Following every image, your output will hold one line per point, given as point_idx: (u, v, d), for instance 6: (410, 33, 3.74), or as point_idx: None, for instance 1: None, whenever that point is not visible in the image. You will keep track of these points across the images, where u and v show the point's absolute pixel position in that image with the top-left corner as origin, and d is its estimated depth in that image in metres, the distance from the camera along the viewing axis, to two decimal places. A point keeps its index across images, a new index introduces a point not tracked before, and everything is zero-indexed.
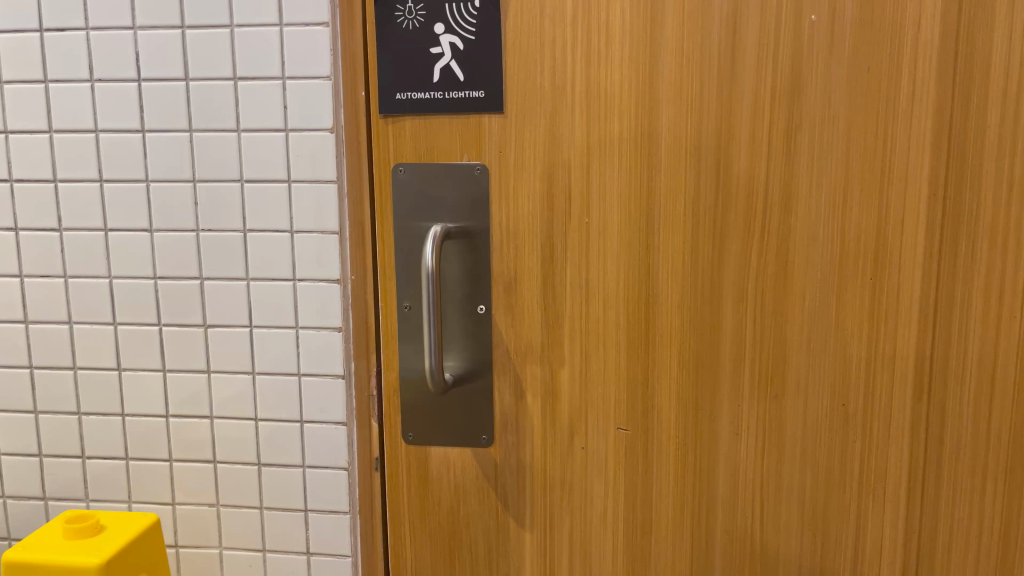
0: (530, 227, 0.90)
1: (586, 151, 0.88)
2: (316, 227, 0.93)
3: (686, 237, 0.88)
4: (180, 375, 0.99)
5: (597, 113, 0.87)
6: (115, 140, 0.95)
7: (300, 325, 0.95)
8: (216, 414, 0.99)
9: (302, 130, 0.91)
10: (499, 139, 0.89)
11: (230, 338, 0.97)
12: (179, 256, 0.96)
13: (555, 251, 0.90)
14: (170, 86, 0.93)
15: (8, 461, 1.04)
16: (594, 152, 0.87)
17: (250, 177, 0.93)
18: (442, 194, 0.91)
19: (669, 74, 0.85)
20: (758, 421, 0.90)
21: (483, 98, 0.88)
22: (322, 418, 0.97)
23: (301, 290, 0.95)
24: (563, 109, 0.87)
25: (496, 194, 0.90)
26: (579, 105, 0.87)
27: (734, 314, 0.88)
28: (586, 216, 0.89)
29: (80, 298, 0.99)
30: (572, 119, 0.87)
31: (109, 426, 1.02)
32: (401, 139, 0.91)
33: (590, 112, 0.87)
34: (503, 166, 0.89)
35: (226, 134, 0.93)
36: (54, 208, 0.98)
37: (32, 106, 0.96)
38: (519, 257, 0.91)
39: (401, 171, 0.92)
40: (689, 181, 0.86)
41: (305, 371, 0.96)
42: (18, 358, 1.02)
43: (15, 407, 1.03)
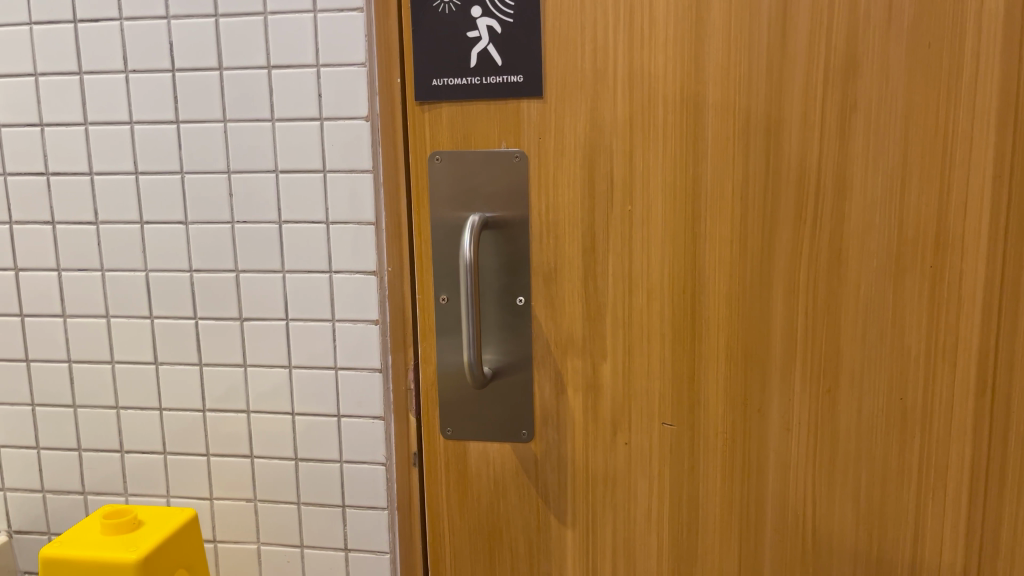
0: (570, 216, 0.87)
1: (629, 136, 0.84)
2: (352, 218, 0.91)
3: (734, 225, 0.84)
4: (216, 369, 0.98)
5: (641, 97, 0.83)
6: (150, 132, 0.94)
7: (336, 318, 0.94)
8: (252, 408, 0.98)
9: (337, 119, 0.90)
10: (539, 125, 0.86)
11: (266, 331, 0.96)
12: (214, 249, 0.95)
13: (597, 240, 0.87)
14: (204, 76, 0.92)
15: (48, 455, 1.04)
16: (636, 137, 0.84)
17: (285, 167, 0.92)
18: (480, 183, 0.89)
19: (716, 55, 0.81)
20: (810, 416, 0.86)
21: (522, 82, 0.86)
22: (360, 412, 0.95)
23: (338, 282, 0.93)
24: (605, 93, 0.84)
25: (534, 181, 0.88)
26: (621, 88, 0.84)
27: (785, 304, 0.84)
28: (630, 203, 0.86)
29: (116, 292, 0.99)
30: (615, 103, 0.84)
31: (147, 421, 1.01)
32: (438, 127, 0.89)
33: (632, 96, 0.84)
34: (542, 152, 0.87)
35: (260, 124, 0.91)
36: (90, 201, 0.97)
37: (67, 99, 0.95)
38: (558, 247, 0.88)
39: (439, 160, 0.89)
40: (738, 165, 0.83)
41: (342, 364, 0.95)
42: (57, 352, 1.02)
43: (54, 402, 1.03)
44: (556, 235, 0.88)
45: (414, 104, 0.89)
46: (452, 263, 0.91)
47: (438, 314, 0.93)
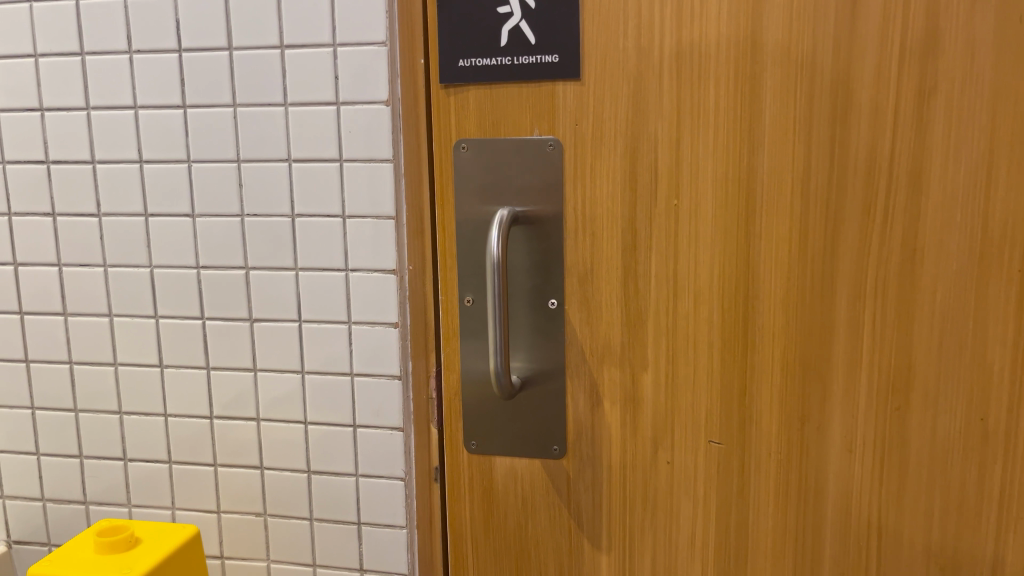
0: (609, 211, 0.79)
1: (676, 122, 0.76)
2: (371, 212, 0.84)
3: (794, 222, 0.75)
4: (224, 373, 0.91)
5: (690, 78, 0.75)
6: (155, 118, 0.88)
7: (353, 320, 0.87)
8: (262, 416, 0.91)
9: (355, 103, 0.82)
10: (575, 110, 0.78)
11: (277, 333, 0.89)
12: (223, 244, 0.88)
13: (638, 237, 0.79)
14: (213, 57, 0.85)
15: (49, 461, 0.98)
16: (684, 122, 0.76)
17: (299, 156, 0.85)
18: (511, 174, 0.81)
19: (777, 30, 0.72)
20: (877, 436, 0.77)
21: (557, 62, 0.77)
22: (377, 422, 0.88)
23: (355, 281, 0.86)
24: (650, 75, 0.76)
25: (570, 172, 0.79)
26: (667, 68, 0.75)
27: (850, 311, 0.76)
28: (676, 197, 0.77)
29: (119, 290, 0.92)
30: (661, 86, 0.76)
31: (150, 427, 0.95)
32: (464, 113, 0.81)
33: (680, 78, 0.75)
34: (579, 140, 0.79)
35: (272, 109, 0.84)
36: (93, 192, 0.91)
37: (68, 82, 0.89)
38: (595, 244, 0.80)
39: (465, 149, 0.81)
40: (799, 155, 0.74)
41: (358, 370, 0.87)
42: (57, 353, 0.95)
43: (54, 405, 0.97)
44: (593, 231, 0.80)
45: (438, 86, 0.81)
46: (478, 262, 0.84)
47: (462, 317, 0.85)
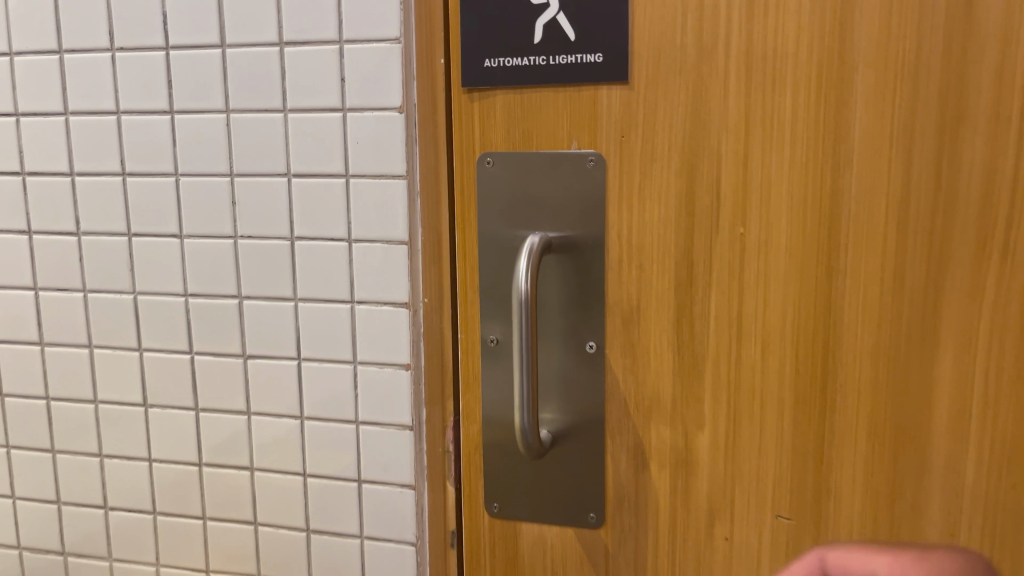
0: (659, 239, 0.66)
1: (744, 133, 0.63)
2: (380, 236, 0.72)
3: (888, 257, 0.62)
4: (215, 415, 0.80)
5: (762, 81, 0.62)
6: (139, 125, 0.77)
7: (358, 360, 0.75)
8: (256, 466, 0.80)
9: (364, 109, 0.71)
10: (621, 119, 0.65)
11: (274, 373, 0.78)
12: (214, 270, 0.77)
13: (695, 272, 0.66)
14: (204, 56, 0.74)
15: (25, 505, 0.88)
16: (753, 135, 0.63)
17: (299, 170, 0.73)
18: (544, 194, 0.69)
19: (873, 23, 0.59)
20: (987, 521, 0.63)
21: (600, 62, 0.65)
22: (385, 478, 0.76)
23: (361, 316, 0.74)
24: (713, 77, 0.63)
25: (614, 193, 0.67)
26: (734, 70, 0.62)
27: (957, 367, 0.62)
28: (741, 224, 0.64)
29: (100, 318, 0.82)
30: (726, 90, 0.63)
31: (134, 473, 0.84)
32: (490, 120, 0.69)
33: (750, 80, 0.62)
34: (625, 155, 0.66)
35: (269, 116, 0.73)
36: (71, 207, 0.80)
37: (45, 83, 0.78)
38: (643, 279, 0.67)
39: (490, 164, 0.69)
40: (896, 175, 0.60)
41: (363, 419, 0.76)
42: (34, 387, 0.85)
43: (31, 445, 0.87)
44: (641, 264, 0.67)
45: (460, 89, 0.69)
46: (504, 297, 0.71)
47: (486, 358, 0.72)
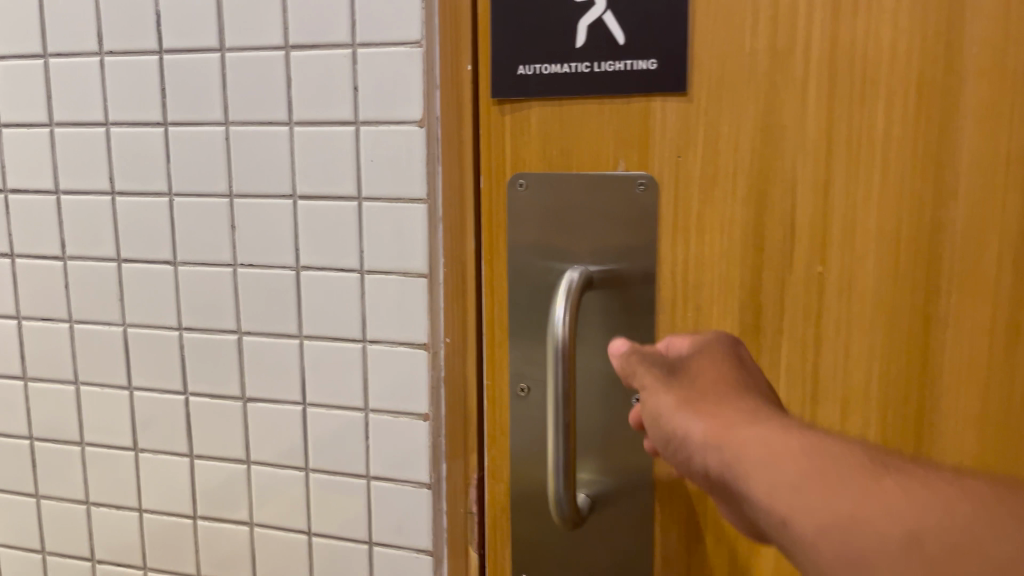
0: (721, 278, 0.57)
1: (825, 156, 0.53)
2: (397, 267, 0.63)
3: (1000, 307, 0.51)
4: (211, 464, 0.72)
5: (848, 94, 0.52)
6: (130, 138, 0.68)
7: (370, 407, 0.66)
8: (255, 521, 0.71)
9: (379, 123, 0.62)
10: (678, 137, 0.56)
11: (276, 418, 0.69)
12: (211, 301, 0.69)
13: (763, 320, 0.56)
14: (201, 61, 0.65)
15: (8, 555, 0.79)
16: (836, 160, 0.53)
17: (306, 191, 0.64)
18: (586, 221, 0.59)
19: (988, 24, 0.49)
20: None
21: (654, 70, 0.55)
22: (399, 541, 0.67)
23: (375, 357, 0.65)
24: (788, 88, 0.53)
25: (668, 225, 0.57)
26: (815, 82, 0.52)
27: None
28: (820, 263, 0.54)
29: (86, 352, 0.73)
30: (804, 105, 0.53)
31: (123, 524, 0.75)
32: (525, 137, 0.59)
33: (834, 93, 0.52)
34: (681, 178, 0.56)
35: (273, 129, 0.64)
36: (57, 228, 0.71)
37: (28, 90, 0.70)
38: (700, 326, 0.58)
39: (525, 187, 0.60)
40: (1013, 209, 0.50)
41: (375, 474, 0.67)
42: (16, 426, 0.76)
43: (13, 489, 0.78)
44: (698, 308, 0.58)
45: (491, 101, 0.60)
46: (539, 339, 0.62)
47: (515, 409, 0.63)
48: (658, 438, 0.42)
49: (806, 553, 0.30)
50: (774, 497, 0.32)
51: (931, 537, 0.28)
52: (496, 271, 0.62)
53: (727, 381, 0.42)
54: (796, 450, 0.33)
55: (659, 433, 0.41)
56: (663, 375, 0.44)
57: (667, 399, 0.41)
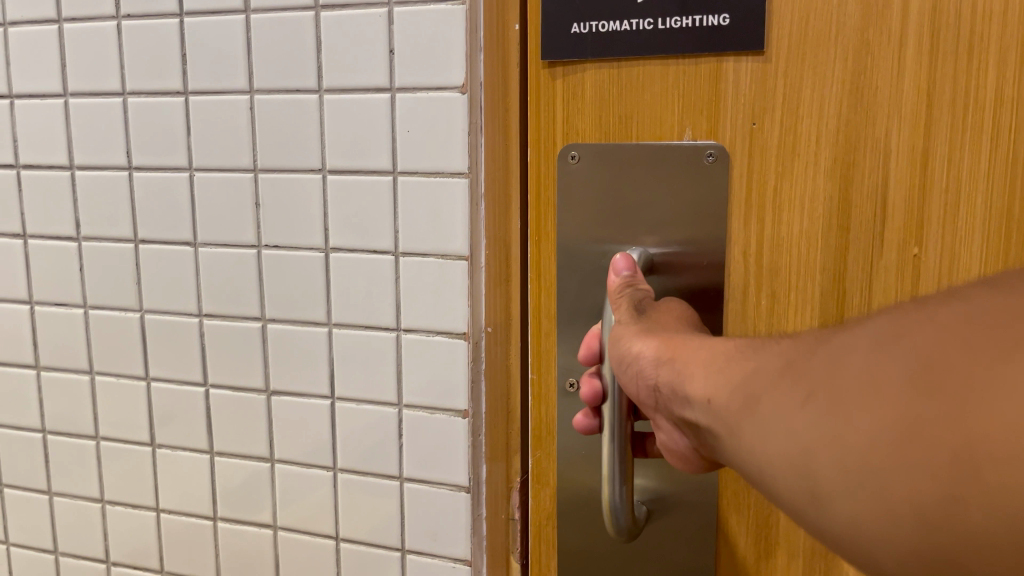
0: (799, 262, 0.50)
1: (924, 121, 0.46)
2: (434, 250, 0.58)
3: None
4: (233, 462, 0.67)
5: (956, 48, 0.45)
6: (149, 109, 0.63)
7: (405, 403, 0.61)
8: (280, 524, 0.66)
9: (417, 90, 0.56)
10: (751, 101, 0.49)
11: (303, 413, 0.64)
12: (234, 286, 0.63)
13: (847, 311, 0.50)
14: (225, 23, 0.60)
15: (19, 554, 0.75)
16: (938, 127, 0.46)
17: (336, 165, 0.59)
18: (645, 199, 0.53)
19: None
20: None
21: (726, 25, 0.49)
22: (434, 549, 0.62)
23: (410, 348, 0.60)
24: (883, 42, 0.46)
25: (740, 202, 0.51)
26: (915, 35, 0.45)
27: None
28: (915, 244, 0.48)
29: (102, 340, 0.68)
30: (900, 62, 0.46)
31: (140, 523, 0.71)
32: (578, 103, 0.54)
33: (937, 49, 0.45)
34: (756, 149, 0.50)
35: (302, 98, 0.59)
36: (70, 207, 0.67)
37: (42, 57, 0.65)
38: (775, 316, 0.52)
39: (577, 160, 0.54)
40: None
41: (409, 475, 0.61)
42: (29, 419, 0.72)
43: (25, 485, 0.74)
44: (773, 296, 0.51)
45: (540, 64, 0.54)
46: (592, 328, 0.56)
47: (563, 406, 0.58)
48: (619, 362, 0.45)
49: (724, 425, 0.31)
50: (704, 385, 0.34)
51: (801, 362, 0.28)
52: (545, 253, 0.57)
53: (689, 315, 0.47)
54: (731, 346, 0.35)
55: (619, 356, 0.45)
56: (635, 306, 0.47)
57: (629, 327, 0.45)
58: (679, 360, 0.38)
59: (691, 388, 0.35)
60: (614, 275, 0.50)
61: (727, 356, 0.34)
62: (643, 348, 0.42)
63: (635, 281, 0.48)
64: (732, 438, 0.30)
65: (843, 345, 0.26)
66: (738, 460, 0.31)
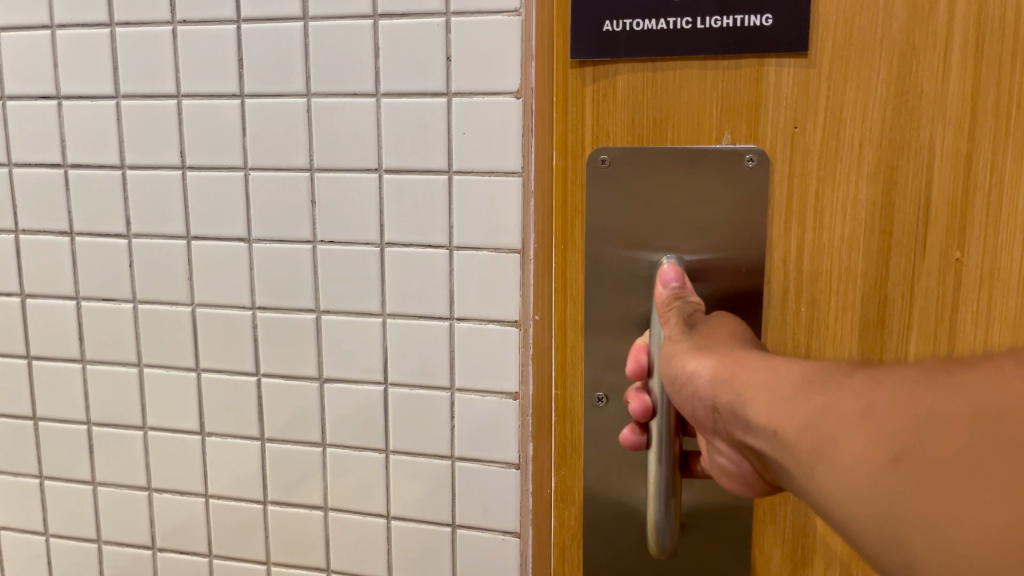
0: (843, 258, 0.55)
1: (966, 127, 0.51)
2: (487, 243, 0.62)
3: None
4: (284, 447, 0.70)
5: (995, 58, 0.50)
6: (204, 111, 0.66)
7: (457, 387, 0.65)
8: (331, 505, 0.70)
9: (472, 94, 0.60)
10: (797, 108, 0.53)
11: (356, 398, 0.67)
12: (288, 279, 0.67)
13: (889, 308, 0.55)
14: (282, 30, 0.63)
15: (59, 546, 0.77)
16: (980, 131, 0.51)
17: (393, 165, 0.63)
18: (680, 201, 0.56)
19: None
20: None
21: (768, 26, 0.52)
22: (484, 523, 0.66)
23: (463, 336, 0.64)
24: (928, 54, 0.51)
25: (782, 202, 0.55)
26: (960, 43, 0.50)
27: None
28: (957, 240, 0.53)
29: (152, 333, 0.71)
30: (944, 73, 0.51)
31: (187, 509, 0.73)
32: (610, 105, 0.56)
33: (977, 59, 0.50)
34: (803, 152, 0.54)
35: (359, 101, 0.63)
36: (121, 205, 0.69)
37: (93, 60, 0.67)
38: (816, 314, 0.56)
39: (610, 166, 0.57)
40: None
41: (461, 454, 0.66)
42: (73, 411, 0.74)
43: (67, 477, 0.75)
44: (813, 297, 0.56)
45: (569, 63, 0.56)
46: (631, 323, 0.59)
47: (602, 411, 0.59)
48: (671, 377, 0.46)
49: (795, 466, 0.31)
50: (769, 415, 0.34)
51: (882, 411, 0.27)
52: (573, 262, 0.59)
53: (735, 328, 0.47)
54: (793, 374, 0.34)
55: (672, 372, 0.46)
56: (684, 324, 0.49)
57: (682, 345, 0.46)
58: (736, 377, 0.38)
59: (754, 418, 0.35)
60: (665, 286, 0.53)
61: (793, 386, 0.33)
62: (696, 366, 0.43)
63: (687, 295, 0.52)
64: (804, 481, 0.30)
65: (933, 406, 0.25)
66: (806, 500, 0.31)
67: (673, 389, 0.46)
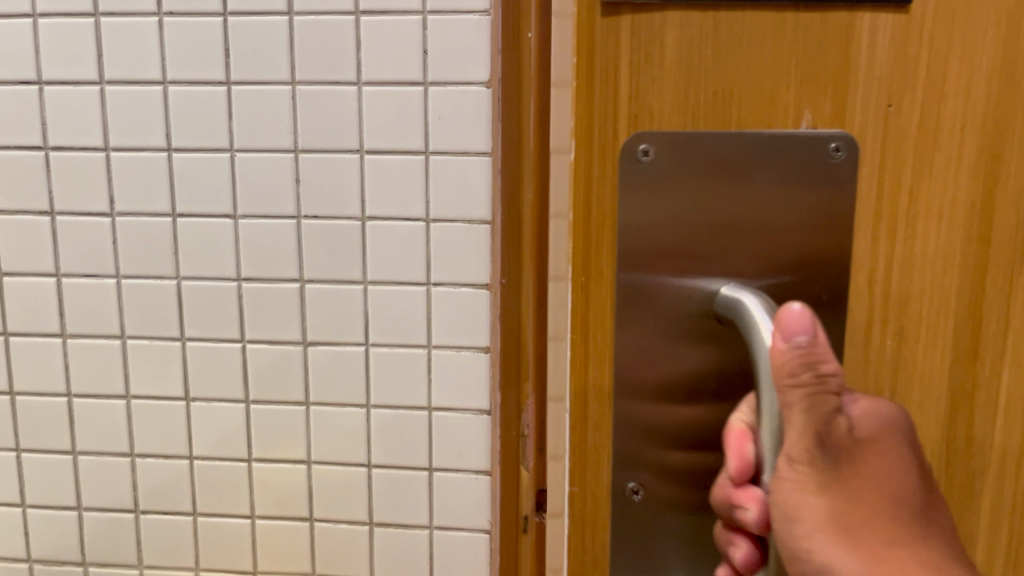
0: (955, 274, 0.37)
1: None
2: (461, 216, 0.70)
3: None
4: (267, 408, 0.76)
5: None
6: (190, 96, 0.71)
7: (433, 344, 0.73)
8: (314, 458, 0.76)
9: (446, 84, 0.68)
10: (898, 65, 0.35)
11: (338, 360, 0.74)
12: (273, 252, 0.73)
13: (1004, 363, 0.38)
14: (268, 23, 0.69)
15: (38, 515, 0.80)
16: None
17: (373, 146, 0.70)
18: (759, 196, 0.38)
19: None
20: None
21: None
22: (458, 465, 0.75)
23: (438, 299, 0.72)
24: None
25: (876, 226, 0.37)
26: None
27: None
28: None
29: (136, 306, 0.75)
30: None
31: (171, 472, 0.78)
32: (661, 72, 0.36)
33: None
34: (898, 128, 0.36)
35: (341, 89, 0.70)
36: (105, 185, 0.73)
37: (77, 48, 0.71)
38: (907, 382, 0.38)
39: (657, 171, 0.38)
40: None
41: (437, 405, 0.74)
42: (53, 384, 0.77)
43: (46, 449, 0.78)
44: (898, 326, 0.38)
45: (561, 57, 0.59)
46: (663, 378, 0.40)
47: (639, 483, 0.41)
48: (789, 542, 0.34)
49: None
50: None
51: None
52: (596, 302, 0.39)
53: (901, 479, 0.34)
54: None
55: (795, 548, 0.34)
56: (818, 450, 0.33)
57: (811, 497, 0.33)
58: None
59: None
60: (785, 340, 0.33)
61: None
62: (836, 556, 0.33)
63: (818, 359, 0.33)
64: None
65: None
66: None
67: (785, 533, 0.34)
